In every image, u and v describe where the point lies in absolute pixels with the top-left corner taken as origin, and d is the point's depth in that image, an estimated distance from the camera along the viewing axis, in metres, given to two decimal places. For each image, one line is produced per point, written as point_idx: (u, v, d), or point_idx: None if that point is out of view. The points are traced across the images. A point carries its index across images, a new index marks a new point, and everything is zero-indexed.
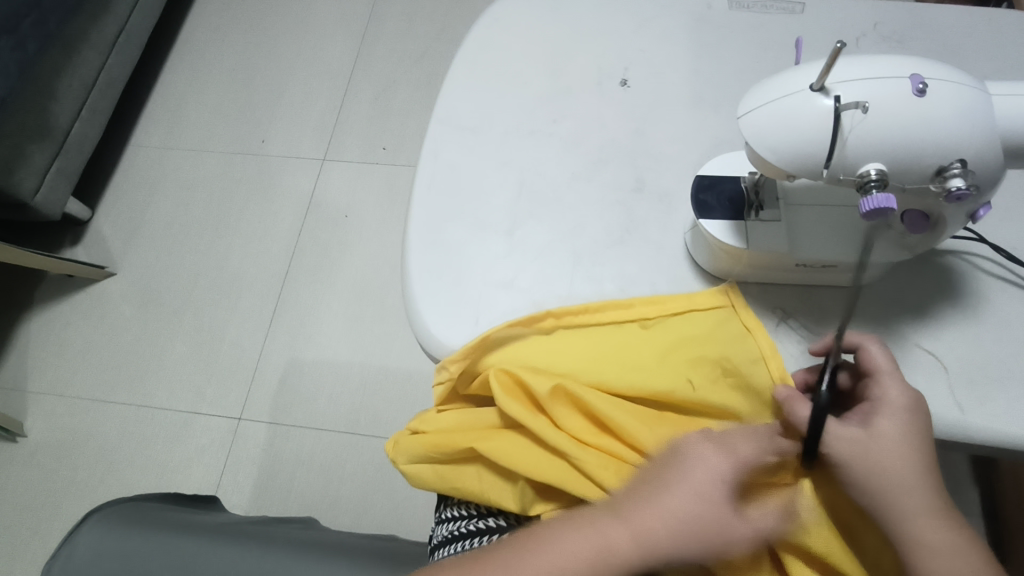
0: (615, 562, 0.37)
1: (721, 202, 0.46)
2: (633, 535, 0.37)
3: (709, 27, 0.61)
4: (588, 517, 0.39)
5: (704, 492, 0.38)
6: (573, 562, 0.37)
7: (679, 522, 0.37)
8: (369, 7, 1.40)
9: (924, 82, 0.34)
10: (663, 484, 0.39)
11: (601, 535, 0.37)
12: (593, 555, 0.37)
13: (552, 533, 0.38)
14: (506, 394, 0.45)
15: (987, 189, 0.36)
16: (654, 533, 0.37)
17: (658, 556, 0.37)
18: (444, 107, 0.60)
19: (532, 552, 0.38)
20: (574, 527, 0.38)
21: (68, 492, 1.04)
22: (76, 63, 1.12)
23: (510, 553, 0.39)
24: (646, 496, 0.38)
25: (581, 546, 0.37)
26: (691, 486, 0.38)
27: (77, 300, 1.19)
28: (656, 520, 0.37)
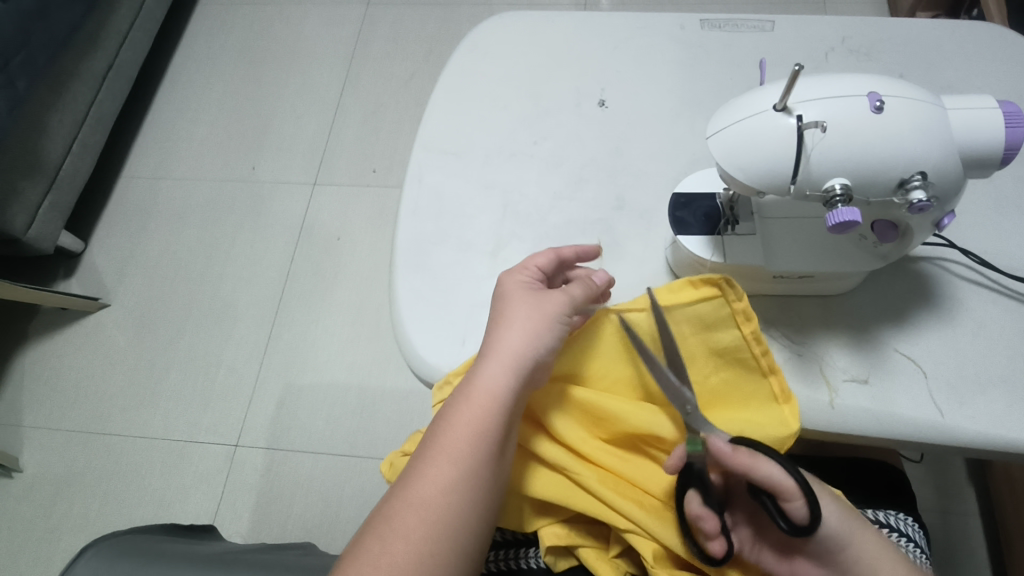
0: (495, 390, 0.42)
1: (698, 218, 0.47)
2: (500, 366, 0.43)
3: (682, 46, 0.62)
4: (462, 382, 0.44)
5: (531, 304, 0.45)
6: (463, 420, 0.42)
7: (528, 336, 0.44)
8: (355, 32, 1.42)
9: (880, 100, 0.36)
10: (500, 323, 0.45)
11: (474, 388, 0.43)
12: (479, 402, 0.42)
13: (440, 416, 0.43)
14: None
15: (949, 199, 0.38)
16: (515, 358, 0.43)
17: (527, 367, 0.43)
18: (428, 132, 0.61)
19: (435, 439, 0.42)
20: (457, 400, 0.43)
21: (64, 526, 1.03)
22: (67, 99, 1.13)
23: (431, 461, 0.42)
24: (494, 340, 0.44)
25: (473, 409, 0.42)
26: (512, 310, 0.45)
27: (72, 332, 1.19)
28: (508, 348, 0.43)
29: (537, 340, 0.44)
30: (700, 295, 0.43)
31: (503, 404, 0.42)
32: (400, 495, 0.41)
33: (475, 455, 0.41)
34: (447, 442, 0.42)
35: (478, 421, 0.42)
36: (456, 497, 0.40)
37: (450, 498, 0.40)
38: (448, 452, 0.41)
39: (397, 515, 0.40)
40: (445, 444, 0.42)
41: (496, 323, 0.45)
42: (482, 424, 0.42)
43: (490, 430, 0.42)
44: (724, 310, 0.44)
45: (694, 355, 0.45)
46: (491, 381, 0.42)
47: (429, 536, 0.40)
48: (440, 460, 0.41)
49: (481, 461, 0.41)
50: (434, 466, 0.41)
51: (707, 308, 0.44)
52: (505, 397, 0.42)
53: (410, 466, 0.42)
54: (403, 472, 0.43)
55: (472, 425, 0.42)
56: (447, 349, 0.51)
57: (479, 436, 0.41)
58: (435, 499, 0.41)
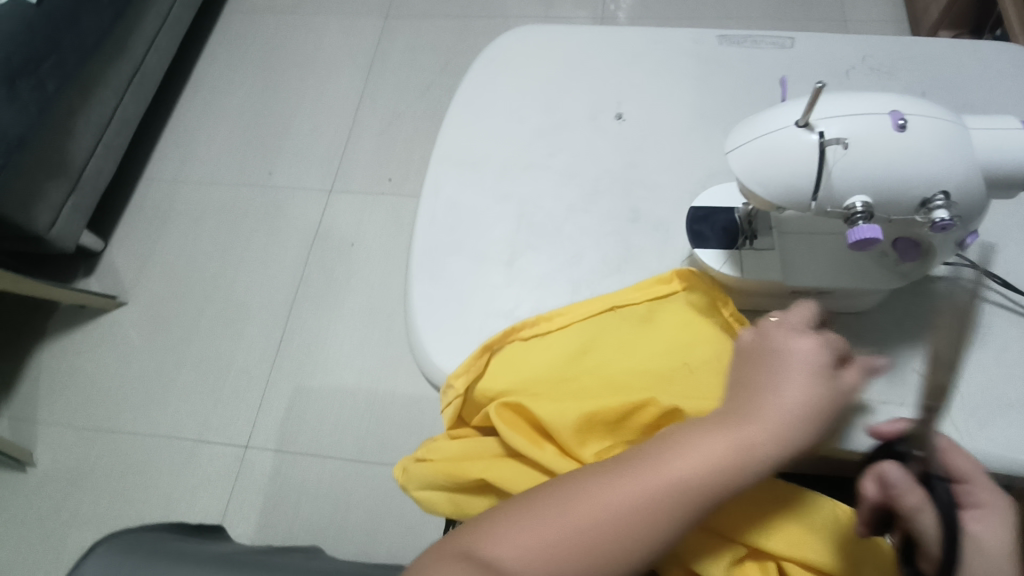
0: (718, 475, 0.36)
1: (716, 233, 0.48)
2: (723, 454, 0.36)
3: (701, 61, 0.63)
4: (666, 440, 0.38)
5: (805, 390, 0.37)
6: (660, 487, 0.36)
7: (773, 438, 0.37)
8: (374, 42, 1.45)
9: (903, 118, 0.35)
10: (753, 401, 0.38)
11: (662, 460, 0.37)
12: (675, 480, 0.36)
13: (646, 462, 0.37)
14: (506, 428, 0.45)
15: (972, 218, 0.37)
16: (749, 454, 0.36)
17: (753, 471, 0.36)
18: (446, 142, 0.62)
19: (600, 486, 0.37)
20: (650, 455, 0.37)
21: (74, 522, 1.04)
22: (94, 101, 1.16)
23: (581, 507, 0.36)
24: (740, 416, 0.37)
25: (663, 485, 0.36)
26: (796, 392, 0.38)
27: (88, 330, 1.21)
28: (755, 440, 0.36)
29: (785, 442, 0.37)
30: (672, 288, 0.50)
31: (693, 501, 0.36)
32: (543, 514, 0.36)
33: (649, 531, 0.36)
34: (614, 499, 0.36)
35: (663, 500, 0.36)
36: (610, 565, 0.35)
37: (576, 557, 0.35)
38: (607, 509, 0.36)
39: (541, 535, 0.36)
40: (610, 499, 0.36)
41: (773, 377, 0.38)
42: (661, 510, 0.36)
43: (661, 518, 0.36)
44: (701, 299, 0.49)
45: (692, 338, 0.47)
46: (698, 466, 0.36)
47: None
48: (592, 515, 0.36)
49: (636, 544, 0.35)
50: (588, 509, 0.36)
51: (686, 298, 0.49)
52: (719, 491, 0.36)
53: (577, 490, 0.37)
54: (559, 489, 0.37)
55: (645, 499, 0.36)
56: (456, 357, 0.51)
57: (662, 510, 0.36)
58: (564, 551, 0.35)
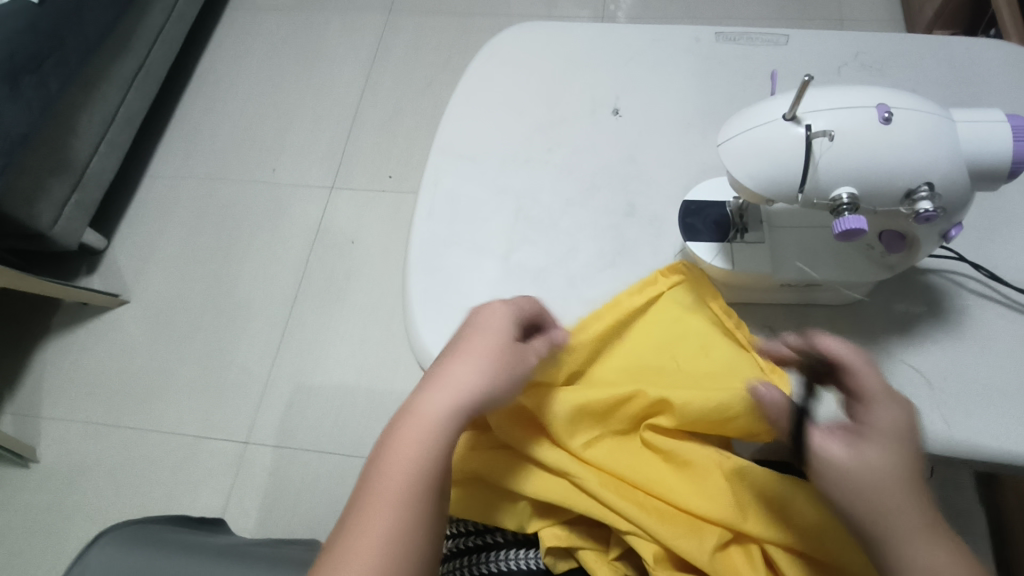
0: (439, 426, 0.40)
1: (707, 226, 0.48)
2: (446, 398, 0.40)
3: (697, 58, 0.63)
4: (402, 413, 0.41)
5: (495, 333, 0.44)
6: (404, 462, 0.39)
7: (483, 365, 0.42)
8: (376, 41, 1.45)
9: (889, 111, 0.36)
10: (459, 350, 0.43)
11: (410, 425, 0.40)
12: (426, 435, 0.40)
13: (372, 459, 0.40)
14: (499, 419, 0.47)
15: (956, 210, 0.38)
16: (460, 389, 0.41)
17: (477, 400, 0.41)
18: (446, 136, 0.63)
19: (384, 474, 0.39)
20: (396, 429, 0.40)
21: (76, 517, 1.05)
22: (96, 100, 1.17)
23: (387, 494, 0.38)
24: (447, 367, 0.42)
25: (426, 443, 0.39)
26: (453, 356, 0.43)
27: (91, 327, 1.22)
28: (460, 378, 0.41)
29: (486, 371, 0.42)
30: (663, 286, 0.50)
31: (449, 437, 0.40)
32: (368, 519, 0.38)
33: (437, 476, 0.39)
34: (398, 475, 0.39)
35: (431, 453, 0.39)
36: (407, 551, 0.37)
37: (405, 536, 0.37)
38: (402, 484, 0.38)
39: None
40: (397, 478, 0.39)
41: (480, 329, 0.44)
42: (435, 459, 0.39)
43: (438, 465, 0.39)
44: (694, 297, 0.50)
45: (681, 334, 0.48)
46: (435, 414, 0.40)
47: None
48: (398, 495, 0.38)
49: (432, 493, 0.39)
50: (392, 488, 0.38)
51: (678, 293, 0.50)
52: (447, 440, 0.40)
53: (348, 521, 0.38)
54: (338, 527, 0.38)
55: (422, 457, 0.39)
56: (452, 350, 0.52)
57: (433, 459, 0.39)
58: (394, 538, 0.37)
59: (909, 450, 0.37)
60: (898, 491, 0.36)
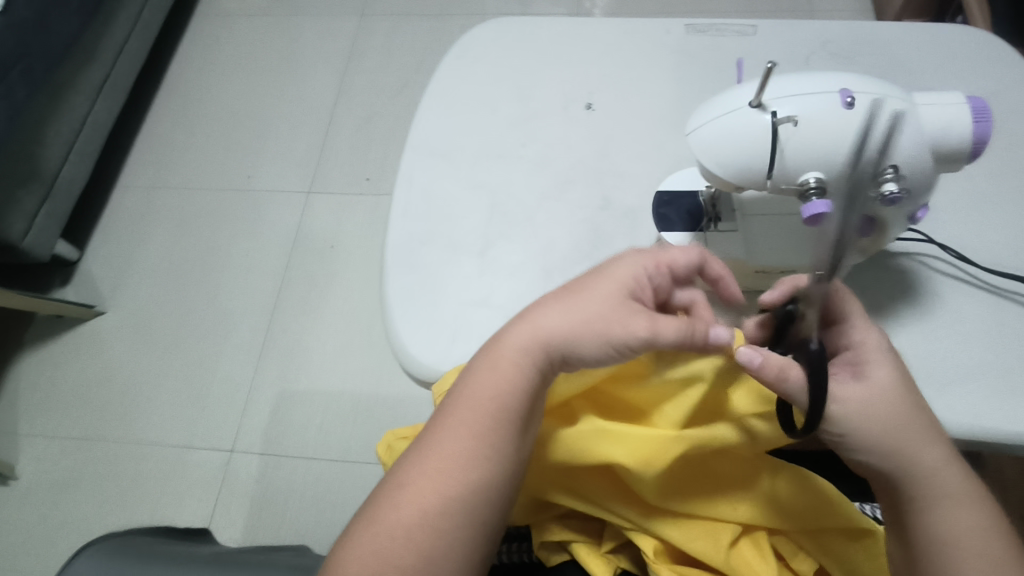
0: (521, 362, 0.43)
1: (681, 216, 0.49)
2: (526, 334, 0.43)
3: (667, 51, 0.64)
4: (486, 347, 0.44)
5: (595, 284, 0.43)
6: (486, 392, 0.43)
7: (568, 309, 0.43)
8: (350, 43, 1.44)
9: (852, 96, 0.37)
10: (562, 292, 0.45)
11: (489, 359, 0.43)
12: (500, 372, 0.43)
13: (460, 383, 0.44)
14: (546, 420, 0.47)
15: (921, 193, 0.39)
16: (539, 328, 0.43)
17: (558, 342, 0.42)
18: (419, 135, 0.62)
19: (457, 403, 0.43)
20: (480, 363, 0.44)
21: (59, 533, 1.03)
22: (64, 109, 1.15)
23: (456, 421, 0.42)
24: (539, 307, 0.44)
25: (502, 380, 0.42)
26: (554, 302, 0.44)
27: (67, 340, 1.19)
28: (542, 319, 0.43)
29: (575, 314, 0.43)
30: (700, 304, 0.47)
31: (523, 375, 0.42)
32: (440, 443, 0.42)
33: (505, 411, 0.42)
34: (471, 405, 0.42)
35: (501, 391, 0.42)
36: (476, 476, 0.41)
37: (469, 465, 0.41)
38: (475, 415, 0.42)
39: (413, 486, 0.41)
40: (470, 407, 0.42)
41: (587, 278, 0.45)
42: (506, 399, 0.42)
43: (508, 405, 0.42)
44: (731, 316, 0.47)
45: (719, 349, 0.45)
46: (511, 349, 0.43)
47: (446, 499, 0.40)
48: (471, 424, 0.42)
49: (500, 431, 0.42)
50: (466, 417, 0.42)
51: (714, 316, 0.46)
52: (528, 378, 0.42)
53: (429, 435, 0.43)
54: (420, 435, 0.43)
55: (494, 393, 0.42)
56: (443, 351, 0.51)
57: (506, 398, 0.42)
58: (464, 465, 0.41)
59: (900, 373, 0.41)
60: (907, 416, 0.40)
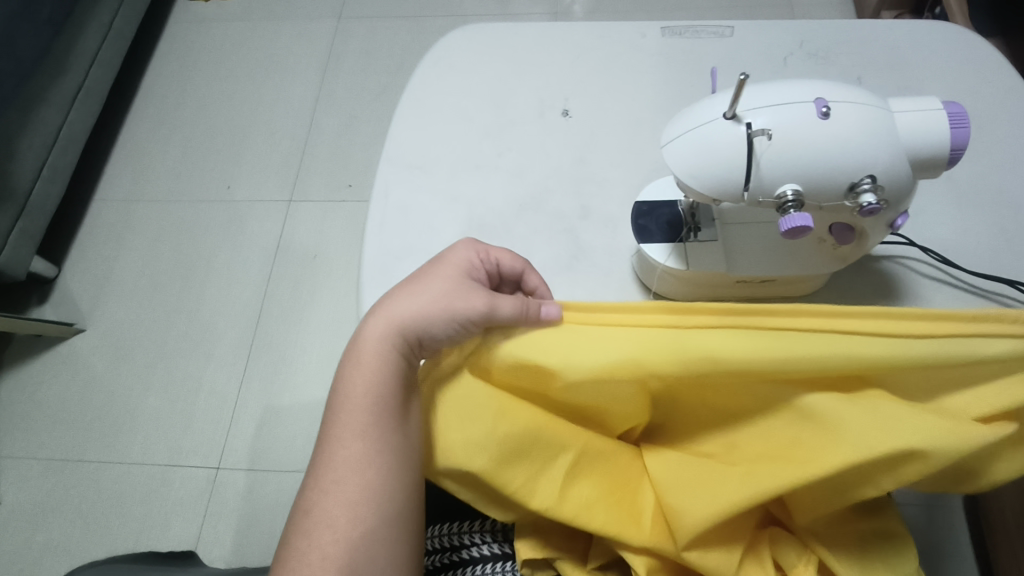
0: (383, 354, 0.43)
1: (660, 226, 0.48)
2: (383, 326, 0.43)
3: (644, 54, 0.63)
4: (352, 347, 0.44)
5: (437, 275, 0.44)
6: (363, 391, 0.43)
7: (416, 297, 0.44)
8: (327, 48, 1.42)
9: (827, 106, 0.36)
10: (407, 283, 0.45)
11: (357, 357, 0.44)
12: (372, 368, 0.43)
13: (338, 391, 0.44)
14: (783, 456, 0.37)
15: (901, 201, 0.38)
16: (392, 318, 0.43)
17: (410, 329, 0.43)
18: (393, 146, 0.61)
19: (343, 408, 0.43)
20: (349, 365, 0.44)
21: (43, 558, 1.01)
22: (35, 123, 1.12)
23: (346, 425, 0.42)
24: (385, 300, 0.45)
25: (375, 375, 0.43)
26: (400, 292, 0.45)
27: (46, 359, 1.17)
28: (393, 309, 0.44)
29: (419, 299, 0.44)
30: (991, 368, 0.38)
31: (389, 362, 0.43)
32: (335, 453, 0.42)
33: (384, 402, 0.43)
34: (354, 405, 0.43)
35: (378, 384, 0.43)
36: (375, 473, 0.41)
37: (366, 465, 0.41)
38: (363, 413, 0.42)
39: (326, 501, 0.41)
40: (356, 406, 0.43)
41: (428, 267, 0.46)
42: (384, 390, 0.43)
43: (387, 394, 0.43)
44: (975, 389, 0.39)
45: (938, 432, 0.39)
46: (371, 342, 0.43)
47: (354, 507, 0.41)
48: (362, 424, 0.42)
49: (387, 422, 0.42)
50: (356, 417, 0.43)
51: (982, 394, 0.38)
52: (394, 369, 0.43)
53: (322, 452, 0.43)
54: (316, 453, 0.43)
55: (373, 387, 0.43)
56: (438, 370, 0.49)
57: (382, 388, 0.43)
58: (363, 467, 0.41)
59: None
60: None
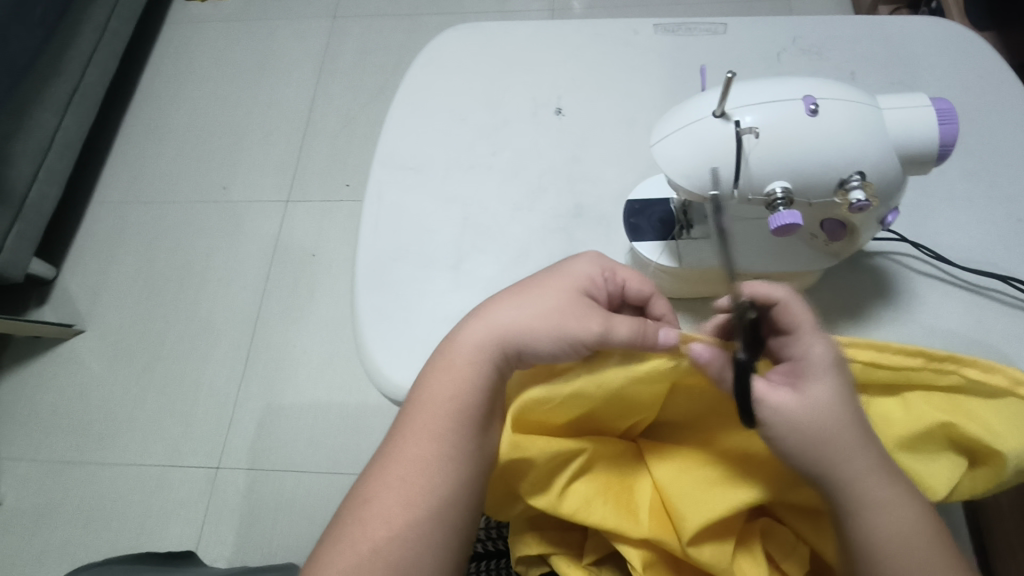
0: (475, 361, 0.43)
1: (652, 224, 0.48)
2: (481, 330, 0.44)
3: (637, 52, 0.63)
4: (444, 349, 0.45)
5: (545, 291, 0.45)
6: (444, 396, 0.43)
7: (516, 310, 0.44)
8: (323, 47, 1.42)
9: (815, 103, 0.36)
10: (517, 290, 0.46)
11: (449, 354, 0.44)
12: (456, 374, 0.43)
13: (419, 392, 0.45)
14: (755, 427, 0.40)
15: (891, 196, 0.38)
16: (494, 325, 0.44)
17: (505, 337, 0.44)
18: (387, 147, 0.61)
19: (422, 406, 0.44)
20: (437, 365, 0.44)
21: (44, 559, 1.01)
22: (30, 125, 1.12)
23: (421, 423, 0.43)
24: (491, 305, 0.46)
25: (460, 380, 0.43)
26: (508, 299, 0.45)
27: (46, 361, 1.17)
28: (499, 317, 0.44)
29: (522, 309, 0.44)
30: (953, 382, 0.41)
31: (479, 371, 0.43)
32: (404, 452, 0.43)
33: (461, 409, 0.43)
34: (433, 405, 0.43)
35: (458, 391, 0.43)
36: (441, 479, 0.42)
37: (430, 469, 0.42)
38: (439, 416, 0.43)
39: (385, 494, 0.42)
40: (435, 408, 0.43)
41: (546, 275, 0.46)
42: (463, 398, 0.43)
43: (467, 403, 0.43)
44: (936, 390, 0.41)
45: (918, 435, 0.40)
46: (466, 345, 0.44)
47: (413, 507, 0.41)
48: (434, 425, 0.43)
49: (462, 432, 0.43)
50: (433, 418, 0.43)
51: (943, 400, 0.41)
52: (486, 380, 0.43)
53: (391, 445, 0.44)
54: (385, 446, 0.44)
55: (453, 393, 0.43)
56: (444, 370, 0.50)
57: (464, 397, 0.43)
58: (429, 470, 0.42)
59: (845, 380, 0.38)
60: None
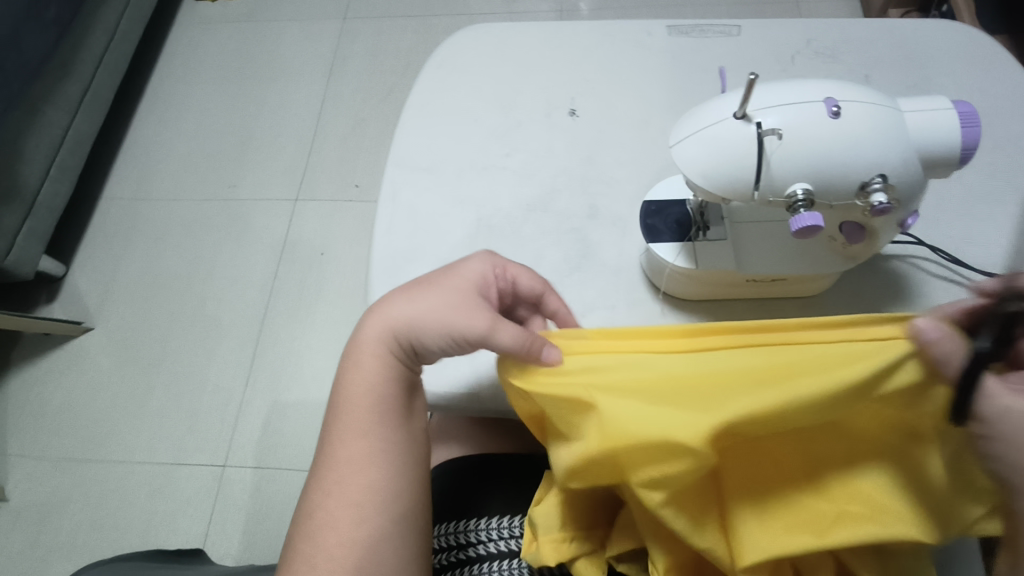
0: (382, 355, 0.45)
1: (669, 225, 0.48)
2: (380, 326, 0.45)
3: (652, 54, 0.63)
4: (353, 345, 0.46)
5: (438, 288, 0.44)
6: (361, 393, 0.45)
7: (413, 306, 0.44)
8: (333, 47, 1.43)
9: (837, 105, 0.36)
10: (406, 287, 0.46)
11: (358, 351, 0.45)
12: (372, 371, 0.45)
13: (339, 391, 0.46)
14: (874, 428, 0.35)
15: (913, 199, 0.38)
16: (391, 320, 0.44)
17: (405, 335, 0.44)
18: (401, 147, 0.61)
19: (347, 407, 0.45)
20: (349, 362, 0.46)
21: (51, 555, 1.02)
22: (42, 122, 1.13)
23: (348, 423, 0.44)
24: (387, 299, 0.46)
25: (377, 377, 0.45)
26: (402, 294, 0.45)
27: (55, 358, 1.18)
28: (394, 312, 0.45)
29: (413, 306, 0.44)
30: None
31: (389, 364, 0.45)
32: (338, 456, 0.44)
33: (381, 403, 0.45)
34: (357, 402, 0.45)
35: (378, 386, 0.45)
36: (378, 476, 0.44)
37: (365, 467, 0.44)
38: (365, 413, 0.44)
39: (328, 502, 0.43)
40: (359, 403, 0.45)
41: (443, 272, 0.45)
42: (382, 391, 0.45)
43: (385, 395, 0.45)
44: None
45: None
46: (370, 342, 0.45)
47: (362, 514, 0.43)
48: (361, 423, 0.44)
49: (385, 424, 0.45)
50: (359, 416, 0.44)
51: None
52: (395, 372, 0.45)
53: (328, 448, 0.45)
54: (319, 453, 0.45)
55: (372, 386, 0.45)
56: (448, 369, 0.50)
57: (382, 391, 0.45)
58: (365, 468, 0.44)
59: None
60: None
